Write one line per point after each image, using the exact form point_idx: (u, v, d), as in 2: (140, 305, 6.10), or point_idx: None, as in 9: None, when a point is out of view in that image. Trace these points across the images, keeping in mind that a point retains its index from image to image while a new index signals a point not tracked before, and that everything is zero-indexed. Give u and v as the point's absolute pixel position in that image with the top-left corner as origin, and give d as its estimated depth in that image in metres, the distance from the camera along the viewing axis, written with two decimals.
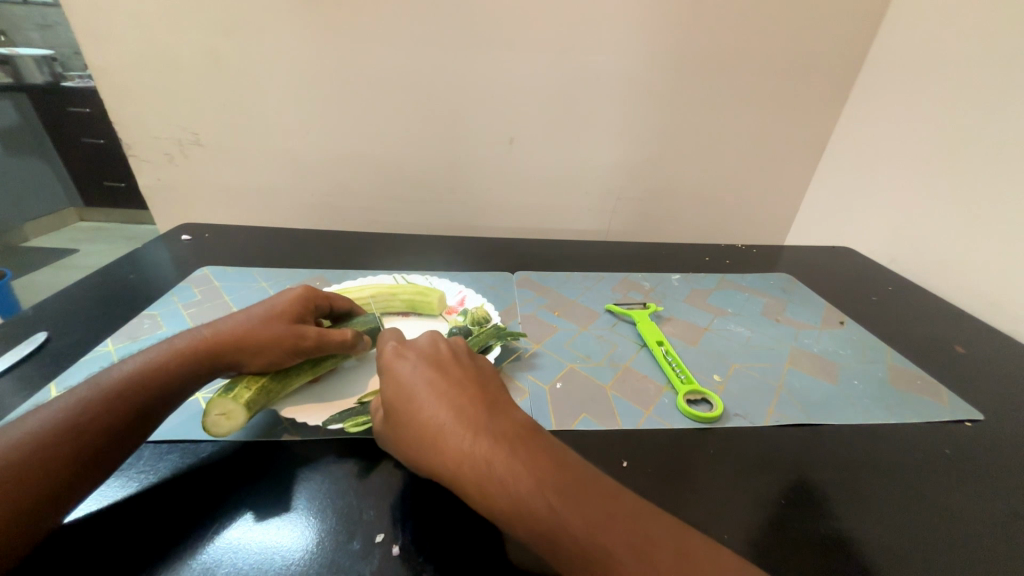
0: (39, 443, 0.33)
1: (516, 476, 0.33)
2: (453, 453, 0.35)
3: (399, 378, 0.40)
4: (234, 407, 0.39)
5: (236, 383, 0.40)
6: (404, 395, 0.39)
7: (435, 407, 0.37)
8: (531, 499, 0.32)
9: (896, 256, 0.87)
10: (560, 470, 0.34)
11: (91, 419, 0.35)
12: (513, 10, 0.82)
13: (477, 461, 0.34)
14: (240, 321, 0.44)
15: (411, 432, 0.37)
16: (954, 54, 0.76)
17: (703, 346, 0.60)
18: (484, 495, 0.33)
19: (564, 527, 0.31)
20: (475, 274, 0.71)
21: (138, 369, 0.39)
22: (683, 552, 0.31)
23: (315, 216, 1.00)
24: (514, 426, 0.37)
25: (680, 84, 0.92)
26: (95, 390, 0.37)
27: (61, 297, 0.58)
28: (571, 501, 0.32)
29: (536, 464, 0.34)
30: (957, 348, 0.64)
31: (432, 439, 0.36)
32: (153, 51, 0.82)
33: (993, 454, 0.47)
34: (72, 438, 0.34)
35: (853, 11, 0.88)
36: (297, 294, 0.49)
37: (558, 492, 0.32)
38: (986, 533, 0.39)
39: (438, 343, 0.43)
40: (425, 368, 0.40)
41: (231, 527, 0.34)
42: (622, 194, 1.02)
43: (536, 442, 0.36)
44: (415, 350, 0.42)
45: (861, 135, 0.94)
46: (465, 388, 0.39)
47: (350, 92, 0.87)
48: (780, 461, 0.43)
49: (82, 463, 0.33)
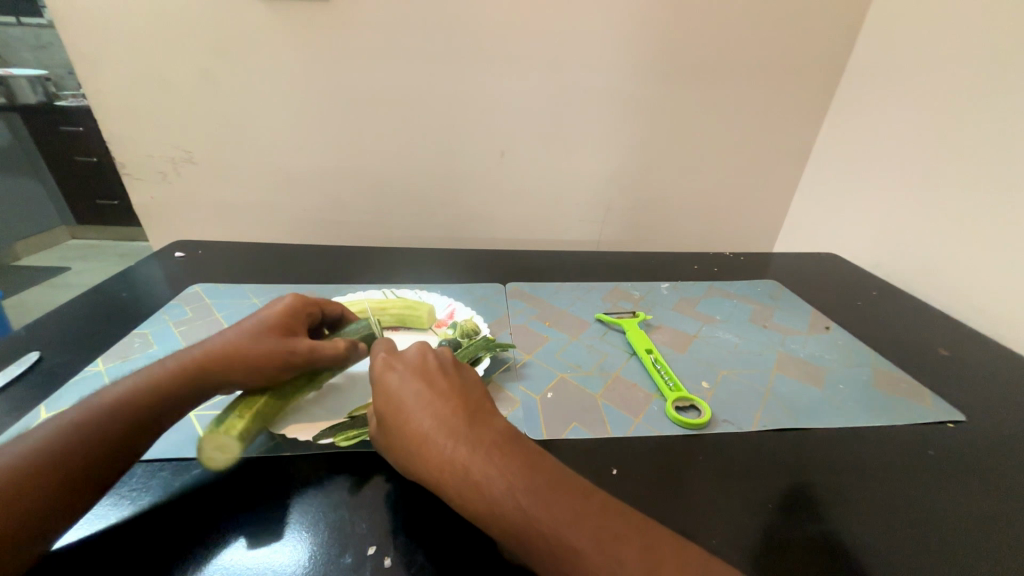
0: (30, 470, 0.32)
1: (494, 481, 0.34)
2: (435, 460, 0.35)
3: (387, 389, 0.40)
4: (226, 441, 0.39)
5: (228, 414, 0.41)
6: (391, 405, 0.39)
7: (420, 417, 0.37)
8: (509, 503, 0.33)
9: (881, 260, 0.88)
10: (538, 475, 0.34)
11: (80, 443, 0.35)
12: (500, 26, 0.84)
13: (459, 470, 0.34)
14: (229, 337, 0.43)
15: (398, 440, 0.37)
16: (932, 63, 0.78)
17: (692, 354, 0.60)
18: (466, 502, 0.34)
19: (541, 532, 0.31)
20: (465, 286, 0.71)
21: (131, 393, 0.39)
22: (657, 554, 0.31)
23: (305, 231, 1.00)
24: (496, 433, 0.37)
25: (666, 93, 0.93)
26: (85, 416, 0.36)
27: (52, 317, 0.58)
28: (548, 509, 0.32)
29: (514, 473, 0.34)
30: (941, 351, 0.65)
31: (417, 448, 0.36)
32: (146, 71, 0.82)
33: (974, 454, 0.47)
34: (64, 463, 0.34)
35: (832, 24, 0.90)
36: (291, 303, 0.48)
37: (534, 494, 0.33)
38: (969, 532, 0.39)
39: (427, 354, 0.43)
40: (412, 378, 0.40)
41: (218, 547, 0.34)
42: (612, 204, 1.03)
43: (518, 450, 0.36)
44: (404, 361, 0.42)
45: (845, 141, 0.95)
46: (450, 398, 0.39)
47: (338, 107, 0.88)
48: (768, 466, 0.44)
49: (74, 487, 0.33)
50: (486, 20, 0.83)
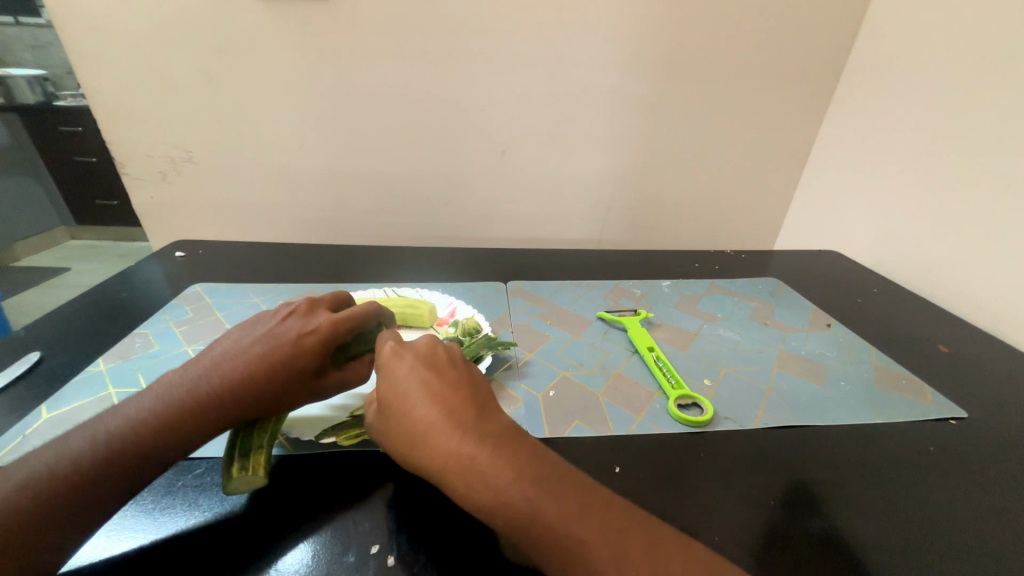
0: (35, 501, 0.32)
1: (497, 472, 0.34)
2: (439, 450, 0.35)
3: (393, 378, 0.39)
4: (255, 480, 0.37)
5: (236, 451, 0.37)
6: (397, 393, 0.39)
7: (425, 407, 0.37)
8: (512, 494, 0.33)
9: (881, 257, 0.88)
10: (542, 469, 0.34)
11: (86, 471, 0.34)
12: (499, 24, 0.83)
13: (463, 460, 0.34)
14: (257, 381, 0.39)
15: (401, 430, 0.37)
16: (931, 60, 0.78)
17: (693, 352, 0.60)
18: (467, 492, 0.34)
19: (545, 523, 0.32)
20: (467, 285, 0.71)
21: (145, 423, 0.36)
22: (657, 547, 0.31)
23: (305, 230, 1.00)
24: (500, 427, 0.37)
25: (666, 91, 0.93)
26: (95, 443, 0.35)
27: (51, 317, 0.58)
28: (552, 502, 0.32)
29: (519, 465, 0.34)
30: (941, 347, 0.65)
31: (421, 437, 0.36)
32: (146, 71, 0.82)
33: (975, 450, 0.47)
34: (69, 494, 0.33)
35: (832, 21, 0.90)
36: (337, 326, 0.43)
37: (537, 487, 0.33)
38: (970, 529, 0.39)
39: (436, 346, 0.43)
40: (420, 369, 0.40)
41: (223, 545, 0.34)
42: (612, 202, 1.03)
43: (522, 444, 0.36)
44: (412, 352, 0.42)
45: (844, 138, 0.95)
46: (457, 391, 0.39)
47: (338, 106, 0.88)
48: (770, 464, 0.44)
49: (77, 515, 0.32)
50: (485, 19, 0.83)
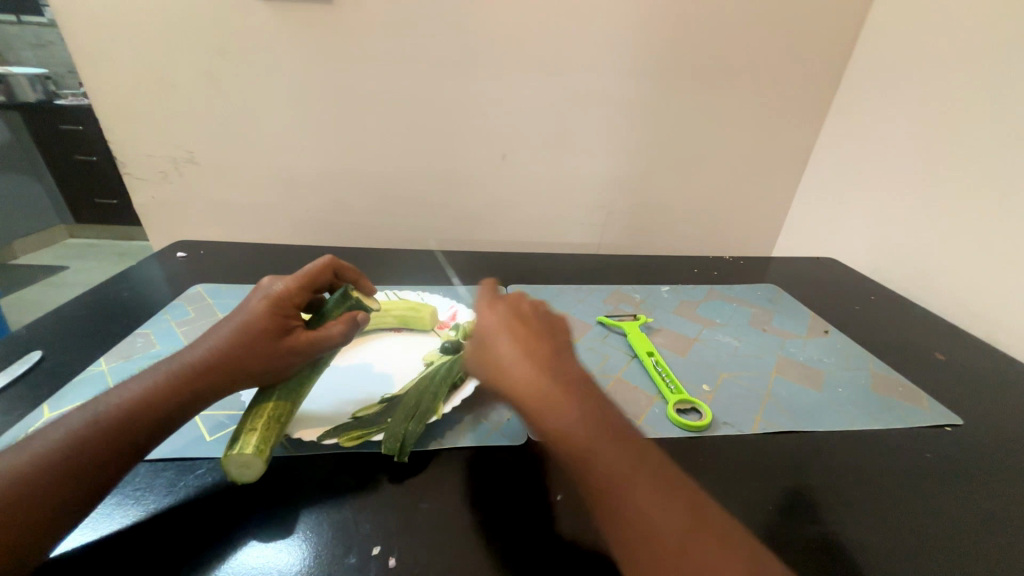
0: (34, 483, 0.31)
1: (565, 410, 0.38)
2: (517, 382, 0.40)
3: (487, 322, 0.46)
4: (248, 459, 0.37)
5: (234, 437, 0.38)
6: (489, 335, 0.44)
7: (512, 348, 0.43)
8: (574, 430, 0.37)
9: (879, 265, 0.88)
10: (604, 418, 0.38)
11: (88, 445, 0.34)
12: (501, 28, 0.84)
13: (536, 393, 0.39)
14: (212, 349, 0.41)
15: (488, 364, 0.43)
16: (930, 69, 0.79)
17: (692, 357, 0.60)
18: (538, 422, 0.38)
19: (597, 459, 0.35)
20: (469, 288, 0.71)
21: (137, 401, 0.37)
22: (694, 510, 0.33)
23: (306, 232, 1.00)
24: (572, 376, 0.41)
25: (665, 96, 0.93)
26: (96, 419, 0.35)
27: (54, 317, 0.58)
28: (609, 445, 0.36)
29: (586, 409, 0.38)
30: (937, 355, 0.65)
31: (502, 370, 0.42)
32: (150, 72, 0.83)
33: (971, 457, 0.48)
34: (66, 468, 0.33)
35: (832, 29, 0.91)
36: (285, 284, 0.45)
37: (598, 429, 0.37)
38: (964, 537, 0.39)
39: (524, 303, 0.48)
40: (509, 318, 0.46)
41: (225, 549, 0.34)
42: (612, 207, 1.03)
43: (589, 394, 0.40)
44: (504, 305, 0.48)
45: (843, 144, 0.96)
46: (540, 339, 0.44)
47: (339, 109, 0.88)
48: (767, 469, 0.44)
49: (76, 489, 0.32)
50: (486, 22, 0.83)
